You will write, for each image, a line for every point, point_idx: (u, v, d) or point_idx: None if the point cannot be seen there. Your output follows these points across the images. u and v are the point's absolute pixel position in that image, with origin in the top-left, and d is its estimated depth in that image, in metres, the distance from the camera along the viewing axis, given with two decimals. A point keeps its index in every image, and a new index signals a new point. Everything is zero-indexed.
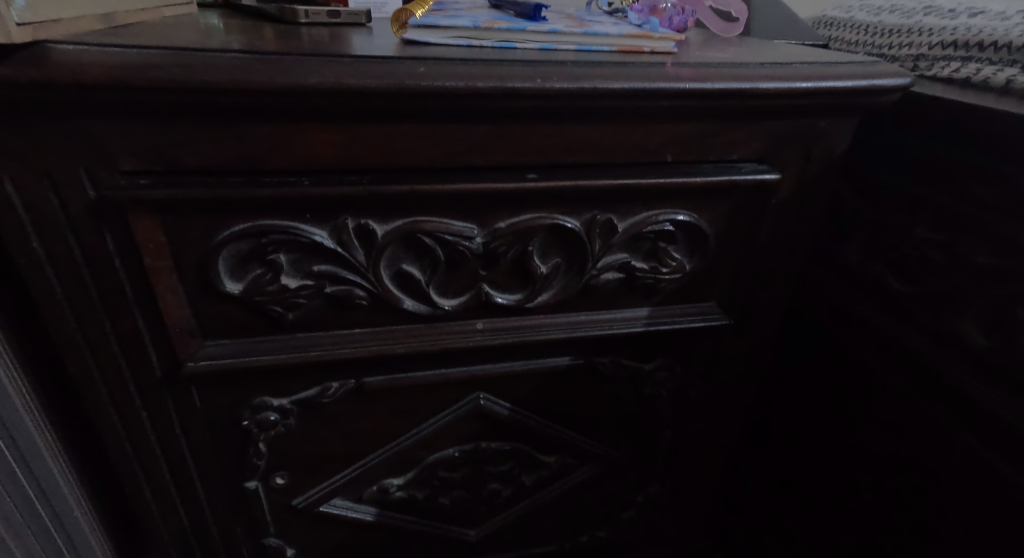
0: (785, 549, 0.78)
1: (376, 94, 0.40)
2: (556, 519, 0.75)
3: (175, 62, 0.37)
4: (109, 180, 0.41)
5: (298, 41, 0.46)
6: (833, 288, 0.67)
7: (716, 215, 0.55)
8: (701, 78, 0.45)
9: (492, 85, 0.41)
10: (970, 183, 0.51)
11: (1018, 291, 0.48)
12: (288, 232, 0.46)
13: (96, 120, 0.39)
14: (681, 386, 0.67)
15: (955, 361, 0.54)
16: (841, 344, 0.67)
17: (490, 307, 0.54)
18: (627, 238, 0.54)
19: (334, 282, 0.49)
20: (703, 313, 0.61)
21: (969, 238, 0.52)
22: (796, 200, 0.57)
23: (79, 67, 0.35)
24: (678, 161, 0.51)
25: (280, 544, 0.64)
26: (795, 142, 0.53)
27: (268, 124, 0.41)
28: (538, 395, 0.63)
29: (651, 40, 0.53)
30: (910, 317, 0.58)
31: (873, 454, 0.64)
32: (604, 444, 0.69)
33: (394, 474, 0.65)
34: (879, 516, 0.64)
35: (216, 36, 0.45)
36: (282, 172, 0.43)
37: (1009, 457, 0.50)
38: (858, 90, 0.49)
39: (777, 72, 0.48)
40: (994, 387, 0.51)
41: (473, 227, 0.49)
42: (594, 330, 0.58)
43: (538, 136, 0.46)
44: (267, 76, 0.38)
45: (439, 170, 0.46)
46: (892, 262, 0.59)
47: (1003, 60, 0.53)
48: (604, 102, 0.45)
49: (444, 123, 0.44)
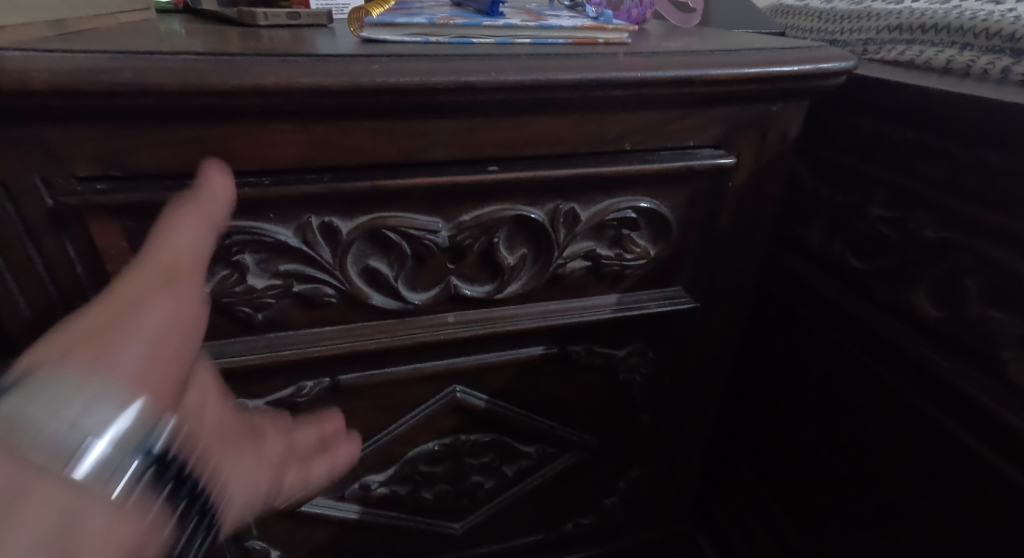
0: (766, 526, 0.80)
1: (330, 92, 0.41)
2: (539, 509, 0.76)
3: (126, 65, 0.37)
4: (66, 186, 0.41)
5: (256, 44, 0.46)
6: (795, 269, 0.69)
7: (676, 200, 0.57)
8: (651, 67, 0.47)
9: (447, 80, 0.42)
10: (917, 160, 0.54)
11: (963, 262, 0.50)
12: (252, 233, 0.46)
13: (49, 127, 0.39)
14: (654, 370, 0.68)
15: (910, 332, 0.56)
16: (805, 321, 0.68)
17: (460, 300, 0.55)
18: (591, 227, 0.55)
19: (302, 281, 0.50)
20: (670, 298, 0.62)
21: (919, 214, 0.54)
22: (752, 184, 0.58)
23: (27, 74, 0.35)
24: (636, 148, 0.52)
25: (263, 546, 0.65)
26: (748, 126, 0.54)
27: (226, 124, 0.42)
28: (512, 386, 0.64)
29: (604, 32, 0.54)
30: (867, 292, 0.60)
31: (843, 427, 0.66)
32: (582, 432, 0.70)
33: (375, 471, 0.65)
34: (850, 488, 0.66)
35: (170, 40, 0.45)
36: (243, 172, 0.44)
37: (962, 421, 0.52)
38: (804, 74, 0.51)
39: (726, 59, 0.49)
40: (948, 355, 0.53)
41: (437, 221, 0.50)
42: (564, 319, 0.59)
43: (495, 128, 0.47)
44: (219, 78, 0.39)
45: (401, 165, 0.47)
46: (849, 240, 0.61)
47: (943, 42, 0.55)
48: (559, 93, 0.46)
49: (404, 119, 0.45)
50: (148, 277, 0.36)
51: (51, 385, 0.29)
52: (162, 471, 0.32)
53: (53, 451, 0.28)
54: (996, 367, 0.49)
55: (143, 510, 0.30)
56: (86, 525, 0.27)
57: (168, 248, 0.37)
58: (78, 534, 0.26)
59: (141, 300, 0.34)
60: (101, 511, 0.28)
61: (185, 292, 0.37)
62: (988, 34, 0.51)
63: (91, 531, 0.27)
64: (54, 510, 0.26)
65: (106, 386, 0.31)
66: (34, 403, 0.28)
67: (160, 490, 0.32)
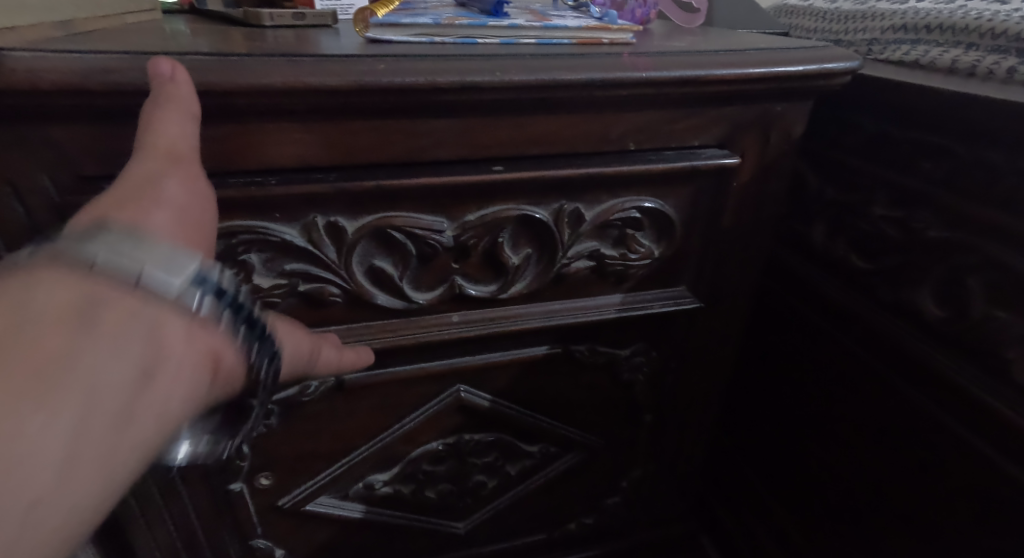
0: (769, 526, 0.80)
1: (336, 92, 0.41)
2: (542, 508, 0.76)
3: (133, 66, 0.38)
4: (73, 185, 0.41)
5: (262, 44, 0.46)
6: (798, 269, 0.69)
7: (680, 200, 0.57)
8: (655, 67, 0.47)
9: (452, 80, 0.42)
10: (920, 160, 0.54)
11: (967, 262, 0.50)
12: (258, 232, 0.46)
13: (57, 127, 0.39)
14: (658, 370, 0.68)
15: (914, 332, 0.56)
16: (809, 321, 0.68)
17: (464, 300, 0.55)
18: (595, 227, 0.55)
19: (308, 281, 0.50)
20: (674, 298, 0.62)
21: (923, 214, 0.54)
22: (756, 184, 0.58)
23: (36, 74, 0.36)
24: (640, 148, 0.52)
25: (267, 545, 0.65)
26: (752, 126, 0.54)
27: (233, 124, 0.42)
28: (516, 386, 0.64)
29: (609, 32, 0.54)
30: (871, 292, 0.60)
31: (846, 427, 0.65)
32: (585, 431, 0.70)
33: (378, 470, 0.65)
34: (855, 489, 0.66)
35: (177, 40, 0.46)
36: (249, 171, 0.44)
37: (966, 420, 0.52)
38: (808, 74, 0.51)
39: (731, 59, 0.49)
40: (952, 354, 0.53)
41: (442, 221, 0.50)
42: (568, 318, 0.59)
43: (500, 128, 0.47)
44: (226, 78, 0.39)
45: (406, 165, 0.47)
46: (852, 240, 0.61)
47: (948, 42, 0.55)
48: (563, 93, 0.46)
49: (409, 118, 0.45)
50: (151, 167, 0.38)
51: (104, 236, 0.34)
52: (226, 297, 0.37)
53: (118, 280, 0.33)
54: (999, 367, 0.49)
55: (210, 328, 0.36)
56: (167, 329, 0.34)
57: (154, 150, 0.38)
58: (157, 336, 0.33)
59: (154, 190, 0.37)
60: (171, 325, 0.34)
61: (184, 177, 0.39)
62: (993, 34, 0.51)
63: (175, 335, 0.34)
64: (132, 319, 0.33)
65: (139, 242, 0.35)
66: (86, 250, 0.33)
67: (217, 320, 0.37)
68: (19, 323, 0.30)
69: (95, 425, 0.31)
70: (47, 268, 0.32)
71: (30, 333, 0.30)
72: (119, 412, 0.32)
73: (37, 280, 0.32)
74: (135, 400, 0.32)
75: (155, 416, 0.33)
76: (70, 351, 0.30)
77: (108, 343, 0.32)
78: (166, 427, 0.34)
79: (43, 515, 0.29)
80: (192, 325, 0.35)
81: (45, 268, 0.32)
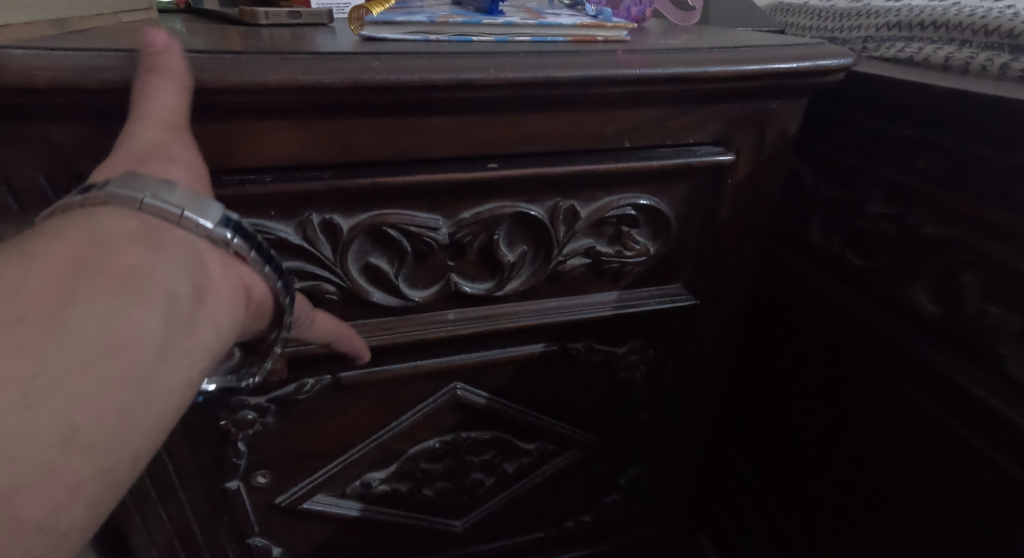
0: (766, 522, 0.81)
1: (331, 89, 0.41)
2: (539, 506, 0.76)
3: (128, 63, 0.38)
4: (68, 183, 0.41)
5: (257, 42, 0.46)
6: (794, 267, 0.69)
7: (675, 197, 0.57)
8: (650, 64, 0.47)
9: (447, 77, 0.42)
10: (915, 157, 0.54)
11: (962, 258, 0.50)
12: (253, 231, 0.46)
13: (52, 125, 0.39)
14: (654, 367, 0.68)
15: (909, 329, 0.56)
16: (805, 317, 0.69)
17: (460, 297, 0.55)
18: (590, 224, 0.55)
19: (303, 278, 0.50)
20: (670, 295, 0.62)
21: (917, 211, 0.54)
22: (751, 181, 0.58)
23: (30, 71, 0.36)
24: (635, 146, 0.52)
25: (265, 544, 0.65)
26: (747, 124, 0.55)
27: (228, 122, 0.42)
28: (513, 383, 0.64)
29: (604, 30, 0.55)
30: (866, 289, 0.60)
31: (843, 424, 0.66)
32: (582, 429, 0.70)
33: (375, 468, 0.65)
34: (852, 486, 0.66)
35: (172, 38, 0.46)
36: (244, 169, 0.44)
37: (961, 416, 0.52)
38: (803, 71, 0.51)
39: (725, 56, 0.49)
40: (946, 350, 0.53)
41: (437, 218, 0.50)
42: (564, 315, 0.59)
43: (495, 126, 0.48)
44: (221, 76, 0.39)
45: (401, 163, 0.47)
46: (848, 237, 0.61)
47: (942, 39, 0.55)
48: (558, 91, 0.46)
49: (405, 116, 0.45)
50: (155, 133, 0.37)
51: (143, 179, 0.35)
52: (250, 236, 0.39)
53: (163, 213, 0.35)
54: (994, 362, 0.49)
55: (244, 263, 0.39)
56: (211, 257, 0.36)
57: (153, 117, 0.36)
58: (207, 262, 0.36)
59: (167, 153, 0.37)
60: (213, 255, 0.37)
61: (185, 146, 0.38)
62: (986, 31, 0.51)
63: (217, 264, 0.37)
64: (183, 245, 0.35)
65: (170, 183, 0.36)
66: (131, 188, 0.34)
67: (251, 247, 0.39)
68: (96, 245, 0.32)
69: (173, 329, 0.33)
70: (98, 205, 0.34)
71: (104, 251, 0.32)
72: (190, 318, 0.33)
73: (94, 215, 0.33)
74: (199, 310, 0.34)
75: (219, 323, 0.36)
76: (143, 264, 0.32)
77: (170, 260, 0.33)
78: (221, 341, 0.36)
79: (146, 401, 0.31)
80: (228, 259, 0.38)
81: (97, 206, 0.33)
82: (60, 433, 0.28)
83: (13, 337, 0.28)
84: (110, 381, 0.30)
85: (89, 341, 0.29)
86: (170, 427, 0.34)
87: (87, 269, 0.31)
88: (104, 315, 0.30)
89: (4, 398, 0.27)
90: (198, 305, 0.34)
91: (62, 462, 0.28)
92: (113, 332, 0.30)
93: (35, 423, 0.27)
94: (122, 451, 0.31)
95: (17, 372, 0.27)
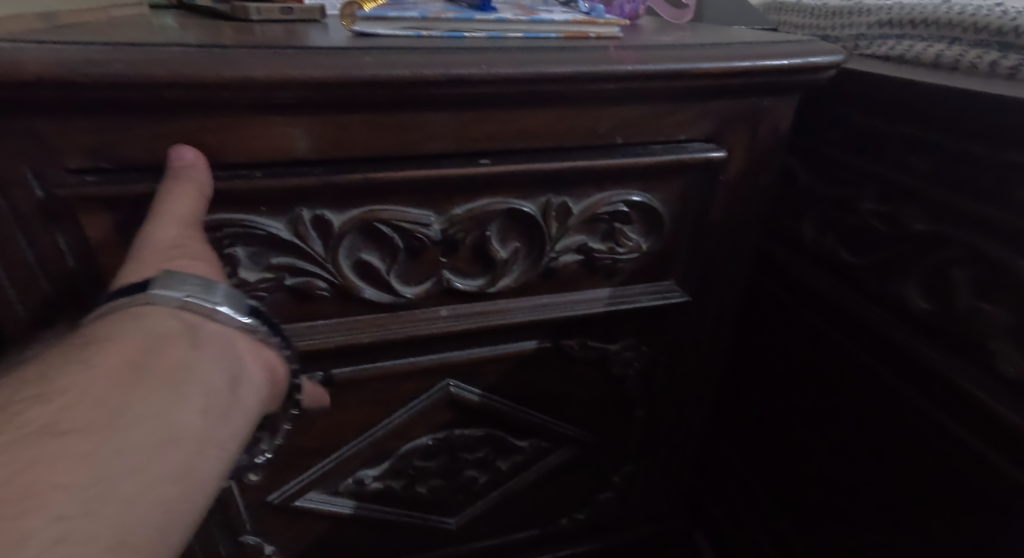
0: (760, 519, 0.81)
1: (322, 84, 0.41)
2: (533, 504, 0.76)
3: (116, 57, 0.37)
4: (56, 178, 0.41)
5: (249, 38, 0.46)
6: (787, 264, 0.69)
7: (668, 194, 0.57)
8: (642, 60, 0.47)
9: (438, 72, 0.42)
10: (906, 155, 0.54)
11: (953, 256, 0.51)
12: (243, 226, 0.46)
13: (39, 119, 0.39)
14: (647, 365, 0.68)
15: (901, 325, 0.56)
16: (797, 314, 0.69)
17: (453, 293, 0.55)
18: (583, 221, 0.55)
19: (294, 274, 0.50)
20: (663, 292, 0.63)
21: (908, 208, 0.54)
22: (744, 178, 0.58)
23: (16, 65, 0.36)
24: (628, 143, 0.52)
25: (258, 542, 0.65)
26: (739, 120, 0.55)
27: (218, 117, 0.42)
28: (506, 380, 0.64)
29: (596, 26, 0.55)
30: (858, 287, 0.60)
31: (837, 421, 0.66)
32: (575, 427, 0.70)
33: (369, 466, 0.65)
34: (845, 483, 0.66)
35: (162, 33, 0.46)
36: (235, 164, 0.44)
37: (953, 413, 0.52)
38: (795, 68, 0.51)
39: (717, 53, 0.49)
40: (937, 346, 0.53)
41: (429, 214, 0.50)
42: (557, 312, 0.59)
43: (487, 122, 0.48)
44: (210, 71, 0.39)
45: (393, 159, 0.47)
46: (841, 234, 0.62)
47: (933, 37, 0.55)
48: (550, 87, 0.46)
49: (397, 112, 0.45)
50: (174, 232, 0.40)
51: (178, 278, 0.40)
52: (269, 320, 0.44)
53: (201, 312, 0.40)
54: (985, 359, 0.49)
55: (269, 347, 0.44)
56: (241, 349, 0.41)
57: (174, 217, 0.40)
58: (237, 351, 0.41)
59: (185, 251, 0.41)
60: (244, 344, 0.42)
61: (199, 240, 0.42)
62: (976, 28, 0.51)
63: (246, 354, 0.41)
64: (219, 343, 0.40)
65: (209, 282, 0.41)
66: (173, 288, 0.40)
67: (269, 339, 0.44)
68: (146, 347, 0.36)
69: (212, 419, 0.36)
70: (144, 308, 0.39)
71: (156, 352, 0.36)
72: (226, 408, 0.38)
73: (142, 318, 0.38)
74: (233, 400, 0.38)
75: (247, 411, 0.40)
76: (188, 361, 0.37)
77: (210, 357, 0.38)
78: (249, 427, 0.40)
79: (189, 489, 0.34)
80: (255, 345, 0.43)
81: (143, 308, 0.39)
82: (117, 529, 0.30)
83: (81, 436, 0.31)
84: (161, 475, 0.33)
85: (145, 434, 0.33)
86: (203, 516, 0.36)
87: (140, 372, 0.35)
88: (155, 414, 0.34)
89: (77, 492, 0.29)
90: (231, 394, 0.38)
91: (119, 555, 0.30)
92: (162, 428, 0.34)
93: (99, 517, 0.30)
94: (167, 544, 0.33)
95: (85, 472, 0.30)
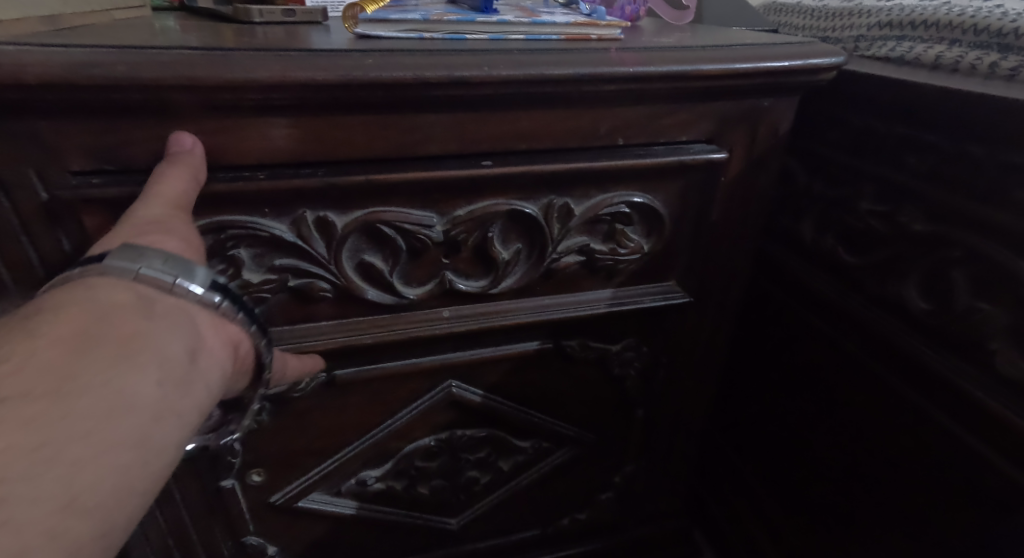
0: (761, 519, 0.81)
1: (325, 87, 0.41)
2: (534, 504, 0.76)
3: (120, 60, 0.38)
4: (60, 179, 0.41)
5: (251, 40, 0.46)
6: (787, 264, 0.69)
7: (669, 195, 0.57)
8: (643, 62, 0.47)
9: (440, 74, 0.43)
10: (905, 155, 0.54)
11: (952, 256, 0.51)
12: (247, 228, 0.46)
13: (43, 121, 0.39)
14: (648, 365, 0.69)
15: (900, 325, 0.56)
16: (797, 314, 0.69)
17: (455, 294, 0.55)
18: (584, 222, 0.55)
19: (297, 276, 0.50)
20: (664, 293, 0.63)
21: (908, 208, 0.54)
22: (744, 179, 0.59)
23: (20, 67, 0.36)
24: (628, 144, 0.52)
25: (260, 542, 0.65)
26: (739, 121, 0.55)
27: (221, 119, 0.42)
28: (507, 381, 0.64)
29: (597, 28, 0.55)
30: (857, 286, 0.61)
31: (836, 420, 0.66)
32: (576, 427, 0.71)
33: (371, 466, 0.65)
34: (845, 481, 0.66)
35: (165, 36, 0.46)
36: (239, 166, 0.44)
37: (952, 413, 0.52)
38: (795, 70, 0.51)
39: (718, 55, 0.49)
40: (936, 346, 0.53)
41: (432, 216, 0.51)
42: (558, 313, 0.59)
43: (489, 124, 0.48)
44: (213, 73, 0.39)
45: (395, 160, 0.47)
46: (840, 234, 0.62)
47: (933, 38, 0.55)
48: (551, 89, 0.46)
49: (398, 114, 0.45)
50: (157, 212, 0.40)
51: (138, 250, 0.38)
52: (235, 296, 0.42)
53: (157, 282, 0.38)
54: (985, 358, 0.49)
55: (233, 322, 0.42)
56: (201, 320, 0.39)
57: (160, 196, 0.40)
58: (198, 322, 0.39)
59: (164, 228, 0.40)
60: (204, 317, 0.40)
61: (182, 221, 0.41)
62: (976, 30, 0.51)
63: (206, 325, 0.39)
64: (176, 313, 0.38)
65: (167, 254, 0.39)
66: (128, 259, 0.37)
67: (234, 315, 0.42)
68: (93, 315, 0.35)
69: (167, 390, 0.35)
70: (96, 278, 0.37)
71: (105, 321, 0.34)
72: (183, 380, 0.36)
73: (93, 287, 0.36)
74: (191, 372, 0.37)
75: (208, 384, 0.38)
76: (140, 331, 0.35)
77: (166, 326, 0.36)
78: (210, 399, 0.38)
79: (140, 461, 0.33)
80: (218, 318, 0.41)
81: (94, 278, 0.37)
82: (59, 498, 0.29)
83: (17, 407, 0.29)
84: (107, 445, 0.32)
85: (91, 404, 0.31)
86: (157, 490, 0.35)
87: (87, 341, 0.33)
88: (102, 382, 0.32)
89: (14, 466, 0.28)
90: (190, 366, 0.37)
91: (62, 527, 0.29)
92: (110, 398, 0.32)
93: (39, 489, 0.29)
94: (117, 515, 0.32)
95: (19, 439, 0.29)
